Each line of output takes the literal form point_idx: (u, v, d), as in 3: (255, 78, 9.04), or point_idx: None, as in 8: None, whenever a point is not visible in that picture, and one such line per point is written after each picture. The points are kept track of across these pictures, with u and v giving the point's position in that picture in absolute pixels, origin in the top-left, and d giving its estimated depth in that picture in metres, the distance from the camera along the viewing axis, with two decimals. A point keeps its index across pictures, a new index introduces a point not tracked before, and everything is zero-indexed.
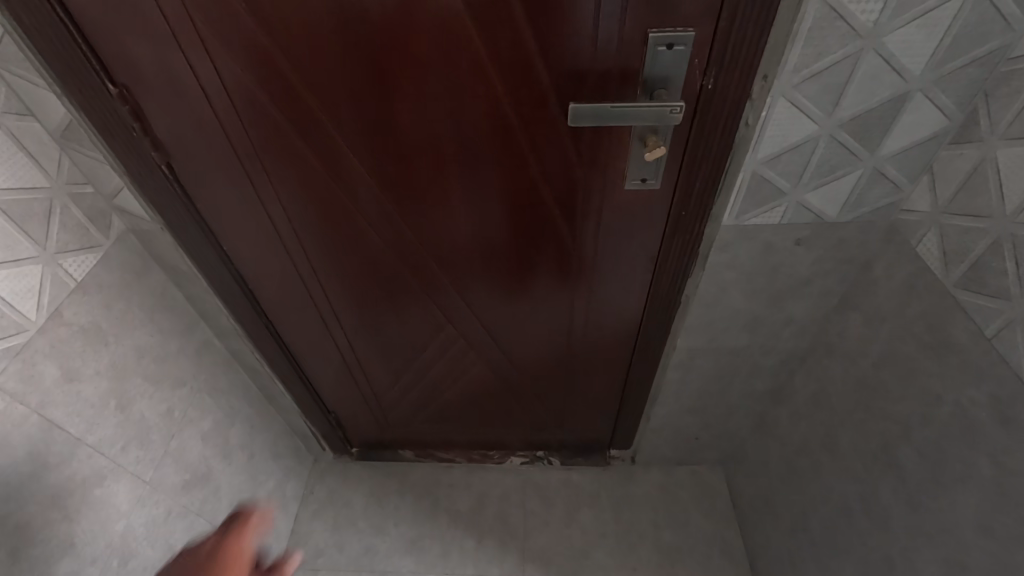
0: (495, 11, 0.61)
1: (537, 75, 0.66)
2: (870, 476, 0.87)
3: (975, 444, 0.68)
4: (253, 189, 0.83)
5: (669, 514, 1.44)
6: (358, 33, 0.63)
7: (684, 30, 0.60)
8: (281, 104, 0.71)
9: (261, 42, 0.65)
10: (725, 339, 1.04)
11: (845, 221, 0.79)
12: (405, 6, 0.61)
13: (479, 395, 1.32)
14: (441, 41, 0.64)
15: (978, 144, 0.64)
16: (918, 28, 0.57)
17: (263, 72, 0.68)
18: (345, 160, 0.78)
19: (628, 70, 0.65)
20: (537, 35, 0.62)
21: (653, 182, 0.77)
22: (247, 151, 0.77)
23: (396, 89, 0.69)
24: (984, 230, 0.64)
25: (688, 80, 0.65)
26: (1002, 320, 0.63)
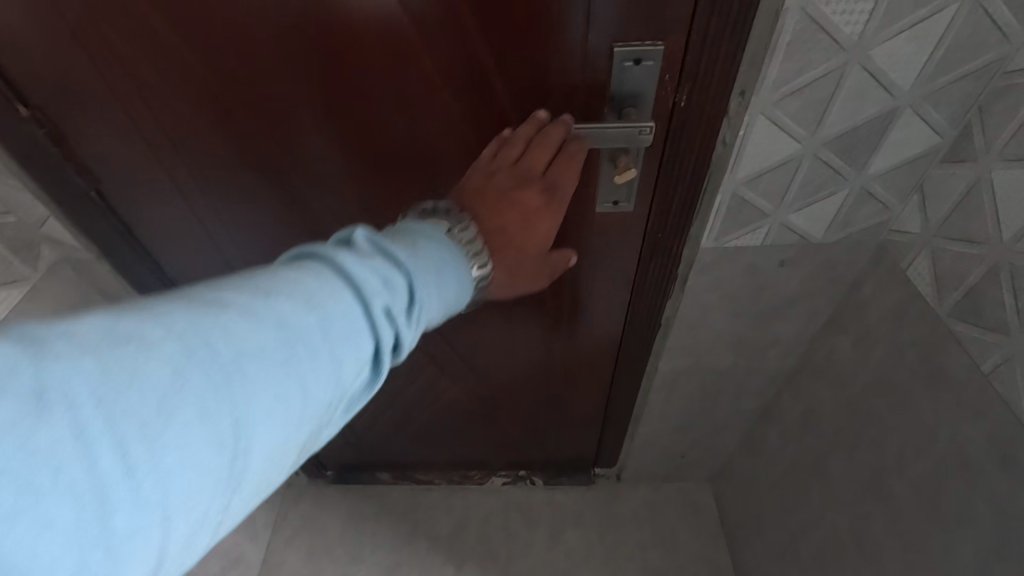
0: (443, 22, 0.55)
1: (493, 91, 0.60)
2: (861, 508, 0.82)
3: (972, 485, 0.63)
4: (192, 214, 0.76)
5: (656, 533, 1.40)
6: (292, 43, 0.57)
7: (652, 44, 0.54)
8: (213, 121, 0.65)
9: (184, 57, 0.58)
10: (709, 361, 0.99)
11: (832, 242, 0.74)
12: (341, 20, 0.55)
13: (456, 416, 1.26)
14: (387, 52, 0.57)
15: (972, 164, 0.59)
16: (907, 40, 0.52)
17: (189, 89, 0.61)
18: (292, 182, 0.72)
19: (594, 87, 0.59)
20: (491, 50, 0.57)
21: (626, 205, 0.71)
22: (183, 176, 0.71)
23: (343, 100, 0.62)
24: (980, 256, 0.59)
25: (659, 98, 0.59)
26: (1001, 355, 0.58)
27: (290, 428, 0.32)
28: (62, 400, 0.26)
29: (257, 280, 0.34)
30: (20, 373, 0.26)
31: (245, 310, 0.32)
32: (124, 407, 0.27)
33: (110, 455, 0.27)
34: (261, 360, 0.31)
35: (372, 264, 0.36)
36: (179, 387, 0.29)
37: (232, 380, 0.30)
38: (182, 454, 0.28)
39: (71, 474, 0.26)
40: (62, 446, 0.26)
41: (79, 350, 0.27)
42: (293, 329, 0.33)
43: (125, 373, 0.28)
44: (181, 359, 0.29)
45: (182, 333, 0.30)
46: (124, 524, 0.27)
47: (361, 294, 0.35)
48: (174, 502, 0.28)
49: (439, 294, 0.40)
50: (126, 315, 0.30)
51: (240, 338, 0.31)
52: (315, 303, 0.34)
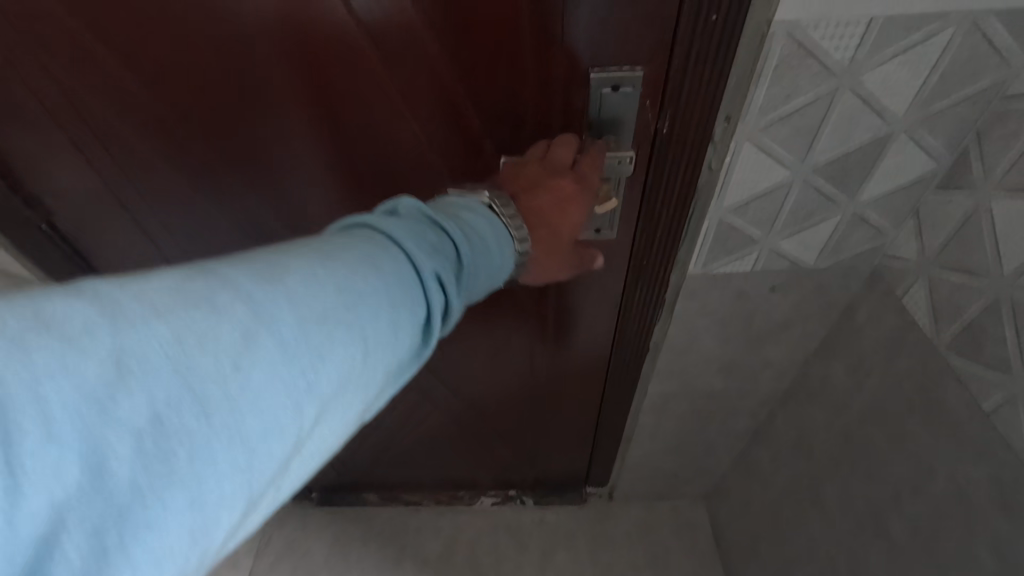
0: (405, 48, 0.51)
1: (461, 119, 0.57)
2: (858, 540, 0.79)
3: (975, 528, 0.60)
4: (151, 242, 0.73)
5: (650, 554, 1.36)
6: (247, 71, 0.53)
7: (631, 70, 0.51)
8: (168, 149, 0.61)
9: (130, 85, 0.55)
10: (699, 384, 0.96)
11: (824, 267, 0.71)
12: (296, 47, 0.52)
13: (443, 437, 1.23)
14: (349, 78, 0.54)
15: (970, 191, 0.56)
16: (900, 65, 0.49)
17: (138, 118, 0.58)
18: (255, 210, 0.69)
19: (571, 113, 0.56)
20: (458, 77, 0.53)
21: (609, 233, 0.67)
22: (138, 205, 0.68)
23: (308, 127, 0.59)
24: (979, 289, 0.56)
25: (640, 124, 0.55)
26: (1003, 395, 0.55)
27: (355, 387, 0.32)
28: (144, 363, 0.25)
29: (313, 245, 0.34)
30: (99, 335, 0.25)
31: (306, 273, 0.31)
32: (202, 368, 0.26)
33: (194, 421, 0.26)
34: (328, 320, 0.31)
35: (421, 231, 0.37)
36: (254, 349, 0.28)
37: (302, 341, 0.29)
38: (260, 417, 0.27)
39: (155, 439, 0.25)
40: (147, 410, 0.25)
41: (153, 312, 0.26)
42: (358, 286, 0.32)
43: (200, 334, 0.27)
44: (252, 320, 0.28)
45: (251, 294, 0.29)
46: (207, 491, 0.26)
47: (412, 258, 0.35)
48: (255, 465, 0.27)
49: (483, 263, 0.41)
50: (194, 275, 0.29)
51: (311, 297, 0.31)
52: (374, 264, 0.34)
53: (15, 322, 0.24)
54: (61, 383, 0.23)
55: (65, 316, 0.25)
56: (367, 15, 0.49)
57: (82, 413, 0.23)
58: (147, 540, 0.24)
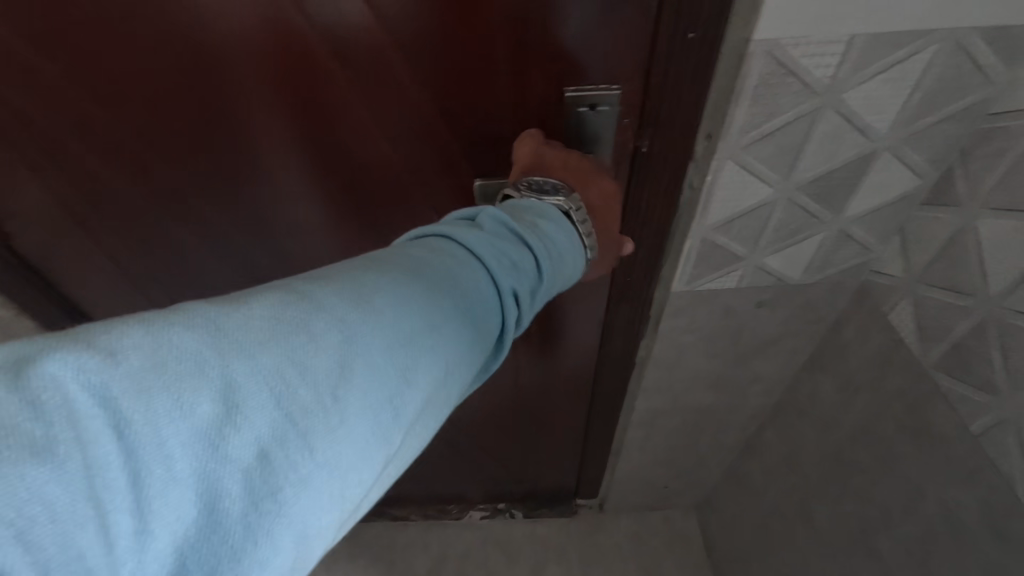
0: (375, 68, 0.49)
1: (434, 139, 0.55)
2: (849, 557, 0.78)
3: (964, 551, 0.59)
4: (115, 263, 0.71)
5: (642, 567, 1.35)
6: (213, 93, 0.51)
7: (607, 88, 0.50)
8: (127, 171, 0.59)
9: (85, 106, 0.53)
10: (688, 398, 0.94)
11: (810, 283, 0.70)
12: (259, 69, 0.49)
13: (430, 453, 1.20)
14: (324, 98, 0.52)
15: (956, 209, 0.55)
16: (884, 83, 0.48)
17: (93, 139, 0.56)
18: (223, 231, 0.67)
19: (548, 132, 0.54)
20: (430, 98, 0.51)
21: None
22: (99, 227, 0.66)
23: (289, 146, 0.57)
24: (966, 309, 0.55)
25: (619, 142, 0.54)
26: (991, 417, 0.54)
27: (430, 406, 0.32)
28: (253, 398, 0.25)
29: (401, 258, 0.34)
30: (210, 371, 0.24)
31: (393, 295, 0.31)
32: (305, 400, 0.26)
33: (301, 453, 0.25)
34: (414, 340, 0.31)
35: (500, 246, 0.38)
36: (349, 378, 0.27)
37: (389, 366, 0.29)
38: (355, 445, 0.27)
39: (266, 475, 0.24)
40: (260, 445, 0.24)
41: (257, 344, 0.26)
42: (447, 306, 0.33)
43: (299, 368, 0.26)
44: (344, 349, 0.28)
45: (347, 319, 0.29)
46: (311, 524, 0.25)
47: (491, 275, 0.36)
48: (350, 491, 0.27)
49: (550, 276, 0.42)
50: (291, 299, 0.28)
51: (395, 321, 0.30)
52: (459, 283, 0.34)
53: (133, 361, 0.23)
54: (184, 422, 0.23)
55: (178, 353, 0.24)
56: (332, 35, 0.47)
57: (203, 452, 0.23)
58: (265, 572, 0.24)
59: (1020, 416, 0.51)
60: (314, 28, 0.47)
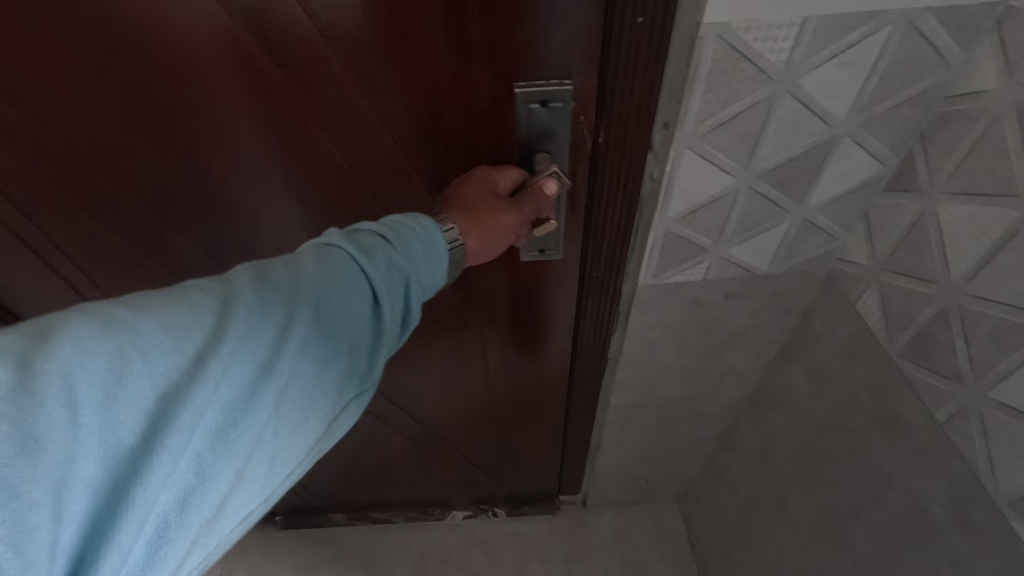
0: (311, 67, 0.47)
1: (380, 139, 0.53)
2: (823, 547, 0.78)
3: (932, 541, 0.58)
4: (59, 271, 0.69)
5: (625, 562, 1.35)
6: (137, 94, 0.49)
7: (559, 84, 0.48)
8: (62, 178, 0.56)
9: (5, 112, 0.50)
10: (662, 393, 0.93)
11: (778, 273, 0.69)
12: (185, 70, 0.47)
13: (407, 459, 1.18)
14: (249, 97, 0.49)
15: (916, 195, 0.54)
16: (839, 67, 0.47)
17: (19, 146, 0.53)
18: (168, 238, 0.64)
19: (499, 130, 0.52)
20: (372, 95, 0.49)
21: (554, 253, 0.64)
22: (40, 238, 0.64)
23: (223, 144, 0.54)
24: (929, 297, 0.54)
25: (576, 140, 0.52)
26: (955, 405, 0.53)
27: (329, 365, 0.35)
28: (139, 356, 0.29)
29: (265, 266, 0.36)
30: (94, 337, 0.28)
31: (254, 287, 0.33)
32: (150, 374, 0.29)
33: (184, 396, 0.29)
34: (267, 324, 0.33)
35: (367, 235, 0.38)
36: (226, 333, 0.31)
37: (268, 324, 0.33)
38: (242, 389, 0.31)
39: (156, 418, 0.28)
40: (146, 395, 0.28)
41: (138, 314, 0.30)
42: (303, 280, 0.34)
43: (177, 332, 0.30)
44: (219, 316, 0.32)
45: (196, 309, 0.31)
46: (212, 459, 0.30)
47: (346, 248, 0.36)
48: (247, 432, 0.31)
49: (421, 252, 0.39)
50: (153, 296, 0.31)
51: (271, 289, 0.34)
52: (319, 259, 0.36)
53: (26, 341, 0.27)
54: (74, 379, 0.27)
55: (66, 327, 0.28)
56: (260, 33, 0.45)
57: (93, 399, 0.27)
58: (174, 498, 0.28)
59: (983, 404, 0.50)
60: (240, 26, 0.44)
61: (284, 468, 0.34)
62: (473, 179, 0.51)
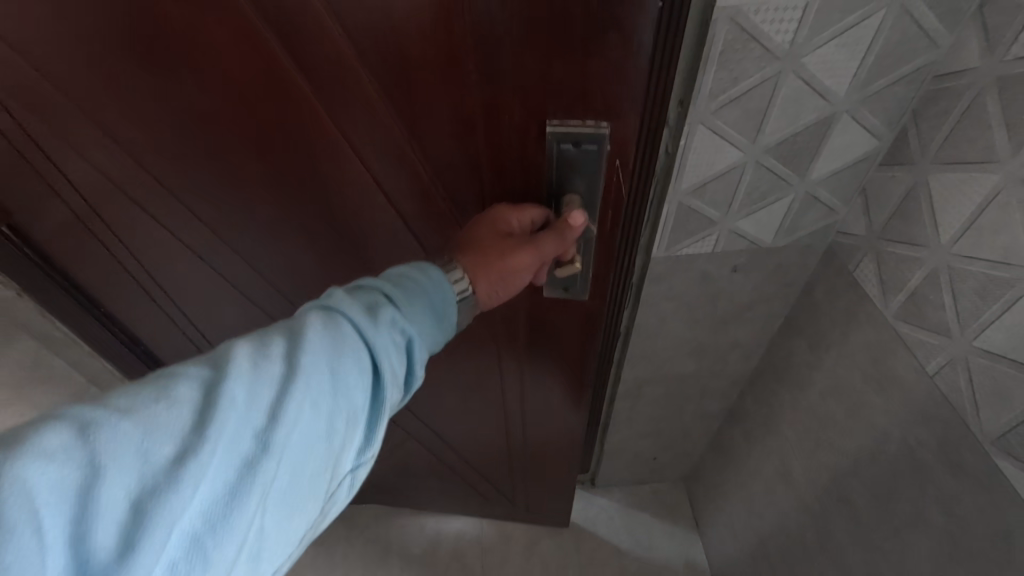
0: (336, 77, 0.45)
1: (406, 159, 0.51)
2: (824, 507, 0.83)
3: (924, 488, 0.63)
4: (104, 251, 0.71)
5: (632, 538, 1.40)
6: (179, 93, 0.50)
7: (594, 126, 0.43)
8: (108, 158, 0.58)
9: (63, 94, 0.52)
10: (671, 367, 0.98)
11: (782, 246, 0.73)
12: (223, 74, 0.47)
13: (421, 459, 1.20)
14: (276, 108, 0.49)
15: (909, 167, 0.59)
16: (839, 46, 0.51)
17: (76, 129, 0.55)
18: (203, 230, 0.66)
19: (530, 165, 0.48)
20: (398, 114, 0.47)
21: (579, 293, 0.61)
22: (88, 215, 0.66)
23: (249, 149, 0.54)
24: (921, 258, 0.59)
25: (609, 183, 0.48)
26: (944, 356, 0.58)
27: (326, 443, 0.33)
28: (114, 461, 0.27)
29: (259, 336, 0.35)
30: (63, 443, 0.26)
31: (245, 364, 0.32)
32: (127, 475, 0.27)
33: (163, 496, 0.26)
34: (260, 403, 0.31)
35: (364, 299, 0.38)
36: (215, 421, 0.29)
37: (259, 407, 0.31)
38: (227, 485, 0.28)
39: (132, 525, 0.26)
40: (119, 500, 0.26)
41: (113, 413, 0.28)
42: (299, 354, 0.33)
43: (158, 430, 0.28)
44: (206, 405, 0.30)
45: (183, 395, 0.30)
46: (194, 570, 0.27)
47: (347, 313, 0.36)
48: (235, 527, 0.28)
49: (424, 305, 0.41)
50: (134, 388, 0.30)
51: (265, 367, 0.32)
52: (319, 322, 0.35)
53: None
54: (40, 498, 0.24)
55: (36, 438, 0.26)
56: (285, 35, 0.43)
57: (60, 513, 0.25)
58: None
59: (969, 353, 0.55)
60: (273, 36, 0.43)
61: (275, 560, 0.31)
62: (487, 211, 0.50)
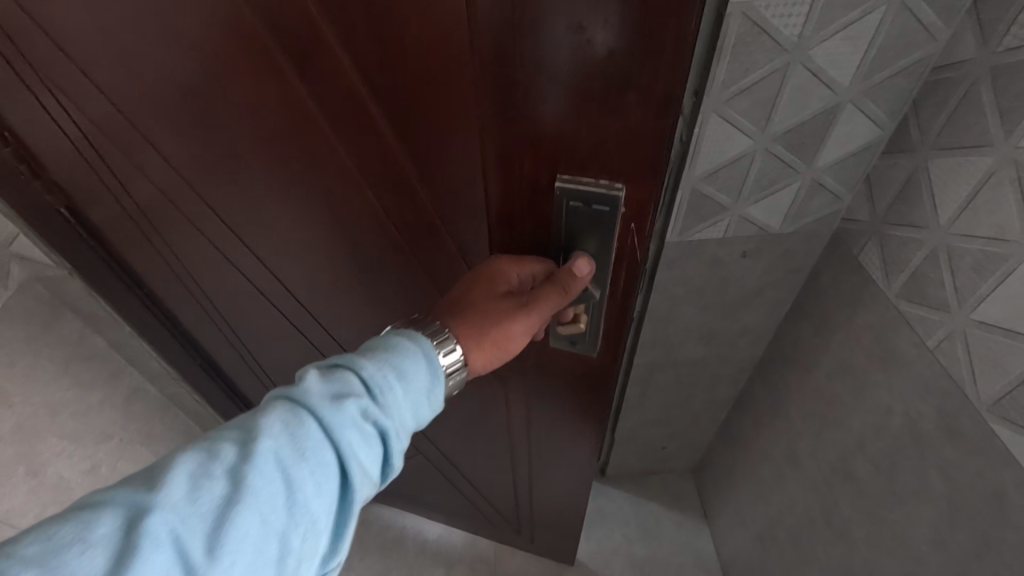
0: (352, 111, 0.46)
1: (418, 196, 0.52)
2: (829, 485, 0.87)
3: (925, 456, 0.66)
4: (144, 242, 0.74)
5: (642, 527, 1.43)
6: (212, 111, 0.52)
7: (607, 186, 0.42)
8: (151, 163, 0.61)
9: (113, 101, 0.55)
10: (681, 353, 1.02)
11: (790, 233, 0.77)
12: (250, 96, 0.49)
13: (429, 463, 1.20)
14: (294, 135, 0.51)
15: (911, 154, 0.63)
16: (843, 40, 0.55)
17: (122, 132, 0.59)
18: (227, 238, 0.68)
19: (540, 217, 0.47)
20: (408, 148, 0.47)
21: (587, 347, 0.60)
22: (130, 209, 0.69)
23: (270, 170, 0.56)
24: (921, 240, 0.63)
25: (622, 243, 0.47)
26: (943, 331, 0.62)
27: (272, 561, 0.35)
28: None
29: (210, 446, 0.37)
30: None
31: (182, 488, 0.34)
32: None
33: None
34: (192, 532, 0.33)
35: (332, 390, 0.39)
36: (136, 562, 0.31)
37: (194, 537, 0.33)
38: None
39: None
40: None
41: (27, 560, 0.30)
42: (242, 472, 0.35)
43: None
44: (126, 541, 0.31)
45: (107, 531, 0.32)
46: None
47: (307, 407, 0.38)
48: None
49: (403, 391, 0.42)
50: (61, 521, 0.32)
51: (204, 489, 0.34)
52: (277, 427, 0.37)
53: None
54: None
55: None
56: (309, 68, 0.44)
57: None
58: None
59: (967, 326, 0.59)
60: (294, 69, 0.45)
61: None
62: (484, 271, 0.50)
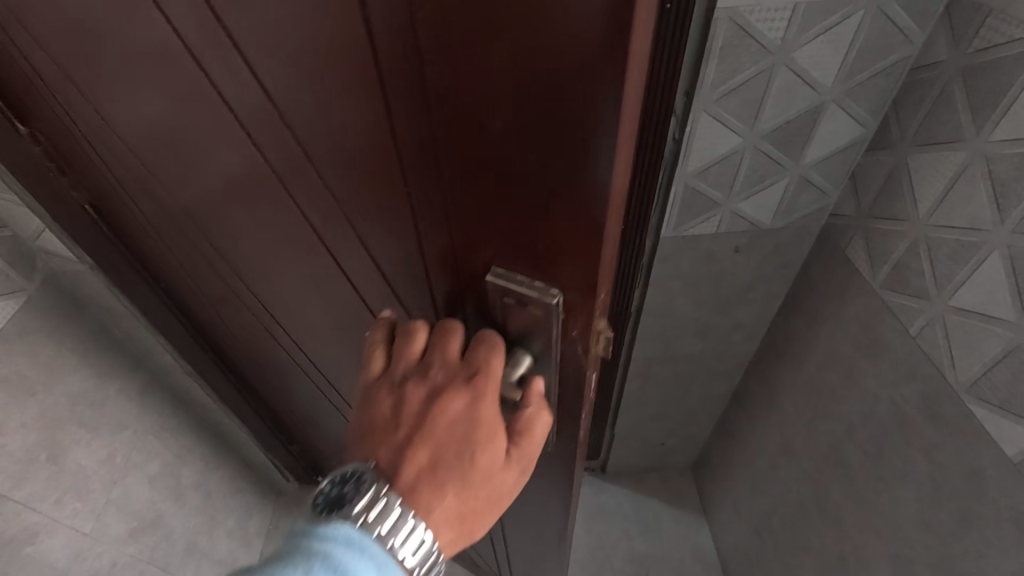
0: (297, 170, 0.37)
1: (371, 267, 0.42)
2: (821, 475, 0.89)
3: (910, 440, 0.69)
4: (154, 241, 0.74)
5: (642, 522, 1.45)
6: (168, 142, 0.45)
7: (542, 287, 0.33)
8: (136, 178, 0.56)
9: (87, 115, 0.50)
10: (678, 347, 1.04)
11: (781, 227, 0.80)
12: (198, 134, 0.41)
13: None
14: (248, 183, 0.43)
15: (892, 151, 0.66)
16: (826, 42, 0.58)
17: (105, 145, 0.54)
18: (212, 259, 0.64)
19: (475, 303, 0.37)
20: (350, 217, 0.38)
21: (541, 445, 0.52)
22: (135, 212, 0.68)
23: (232, 210, 0.49)
24: (903, 232, 0.66)
25: (565, 348, 0.38)
26: (924, 317, 0.65)
27: None
28: None
29: None
30: None
31: None
32: None
33: None
34: None
35: None
36: None
37: None
38: None
39: None
40: None
41: None
42: None
43: None
44: None
45: None
46: None
47: None
48: None
49: None
50: None
51: None
52: None
53: None
54: None
55: None
56: (257, 122, 0.35)
57: None
58: None
59: (947, 312, 0.62)
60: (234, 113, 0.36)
61: None
62: (474, 417, 0.36)
